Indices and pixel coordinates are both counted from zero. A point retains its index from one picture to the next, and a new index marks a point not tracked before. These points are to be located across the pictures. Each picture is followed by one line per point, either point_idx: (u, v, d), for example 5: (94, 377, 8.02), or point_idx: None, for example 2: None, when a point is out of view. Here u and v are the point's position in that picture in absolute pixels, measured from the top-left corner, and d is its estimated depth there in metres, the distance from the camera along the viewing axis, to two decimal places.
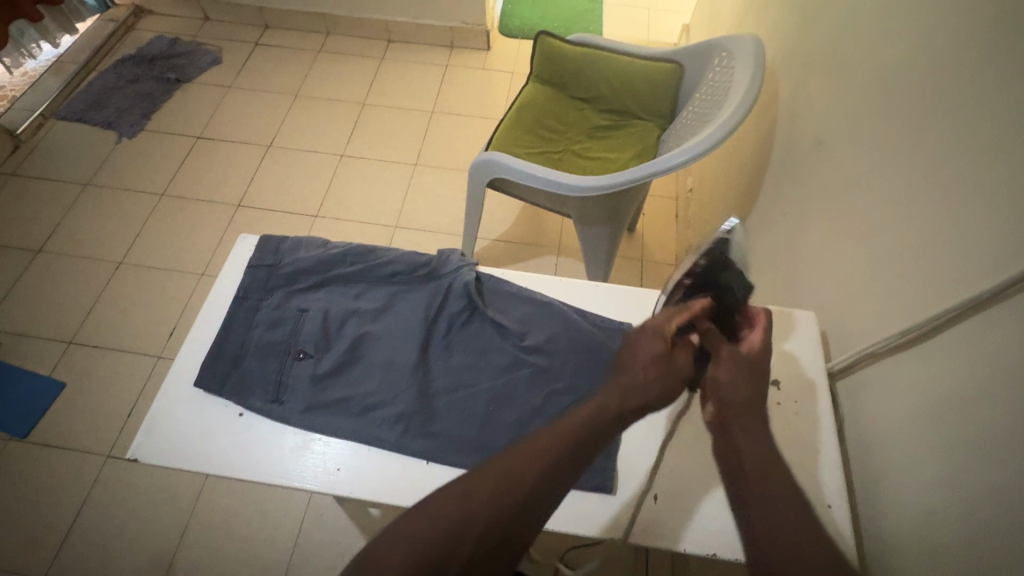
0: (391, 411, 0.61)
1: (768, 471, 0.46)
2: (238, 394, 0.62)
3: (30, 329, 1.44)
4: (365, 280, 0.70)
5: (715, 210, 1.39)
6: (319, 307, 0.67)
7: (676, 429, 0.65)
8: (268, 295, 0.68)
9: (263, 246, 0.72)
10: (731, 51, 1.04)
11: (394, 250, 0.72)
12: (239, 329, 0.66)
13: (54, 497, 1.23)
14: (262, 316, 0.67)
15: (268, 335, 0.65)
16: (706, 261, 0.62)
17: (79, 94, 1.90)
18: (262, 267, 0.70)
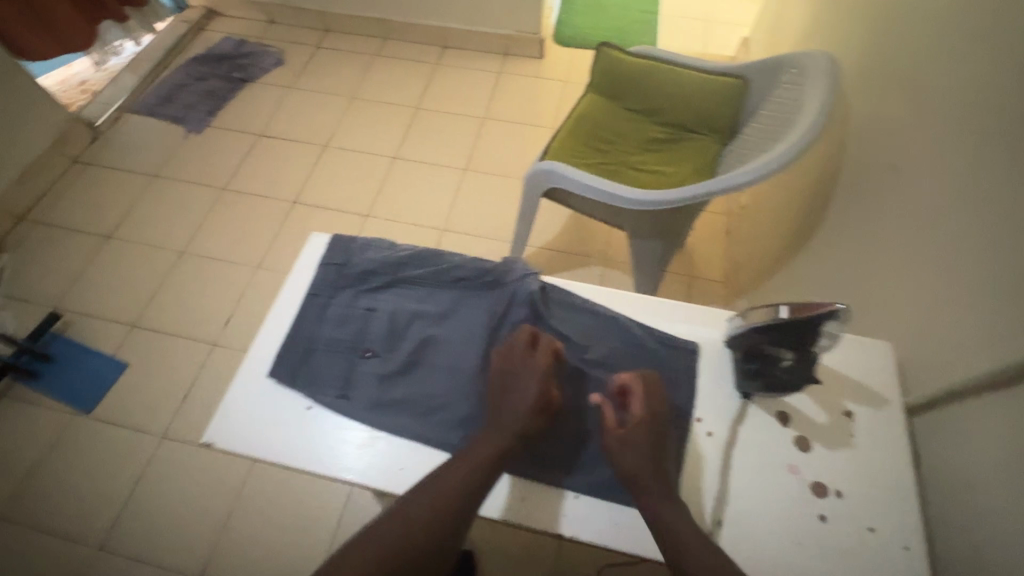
0: (453, 416, 0.62)
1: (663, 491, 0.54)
2: (308, 388, 0.64)
3: (98, 310, 1.53)
4: (430, 283, 0.71)
5: (771, 228, 1.35)
6: (386, 307, 0.69)
7: (741, 447, 0.59)
8: (336, 292, 0.70)
9: (334, 244, 0.74)
10: (802, 68, 1.02)
11: (459, 255, 0.73)
12: (309, 324, 0.68)
13: (112, 471, 1.29)
14: (331, 313, 0.69)
15: (337, 332, 0.68)
16: (785, 326, 0.55)
17: (152, 90, 2.01)
18: (333, 265, 0.72)
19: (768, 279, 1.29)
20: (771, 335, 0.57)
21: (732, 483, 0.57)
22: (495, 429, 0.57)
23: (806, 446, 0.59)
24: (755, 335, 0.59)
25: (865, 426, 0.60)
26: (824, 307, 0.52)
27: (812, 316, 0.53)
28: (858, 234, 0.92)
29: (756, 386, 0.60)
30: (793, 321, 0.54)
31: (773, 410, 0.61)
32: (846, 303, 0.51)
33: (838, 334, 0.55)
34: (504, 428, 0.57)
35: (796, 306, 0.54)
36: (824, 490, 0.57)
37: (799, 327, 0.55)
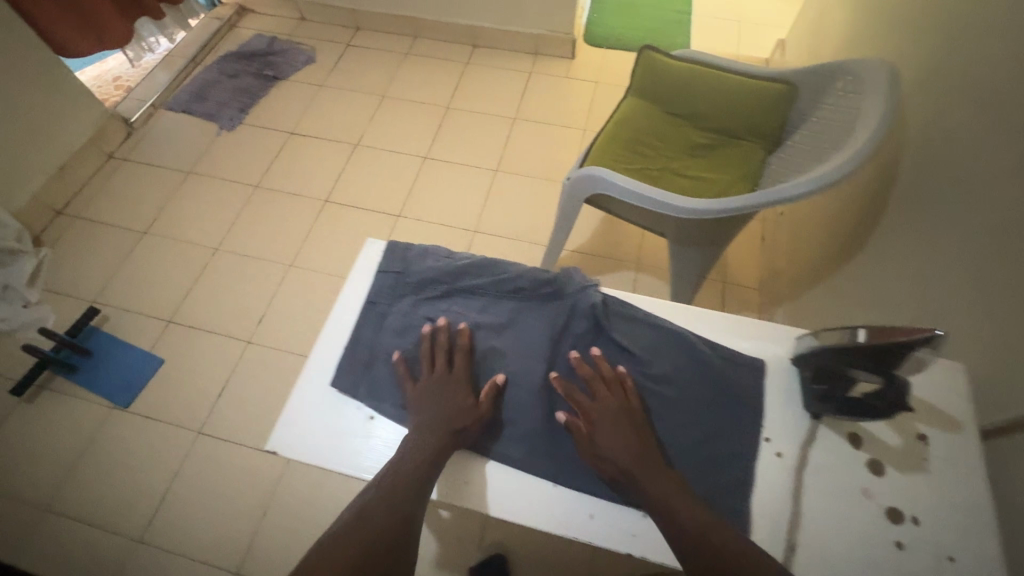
0: (518, 430, 0.63)
1: (638, 467, 0.56)
2: (372, 398, 0.65)
3: (134, 305, 1.54)
4: (488, 292, 0.72)
5: (812, 236, 1.33)
6: (445, 317, 0.70)
7: (813, 470, 0.58)
8: (395, 301, 0.72)
9: (392, 252, 0.75)
10: (858, 76, 0.99)
11: (517, 265, 0.73)
12: (369, 333, 0.70)
13: (150, 466, 1.31)
14: (390, 322, 0.70)
15: (395, 341, 0.69)
16: (870, 350, 0.53)
17: (185, 87, 2.02)
18: (391, 274, 0.73)
19: (810, 288, 1.27)
20: (854, 359, 0.55)
21: (806, 508, 0.56)
22: (444, 423, 0.60)
23: (879, 470, 0.58)
24: (835, 357, 0.57)
25: (941, 450, 0.58)
26: (916, 333, 0.50)
27: (891, 342, 0.51)
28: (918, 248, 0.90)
29: (825, 407, 0.59)
30: (868, 345, 0.53)
31: (843, 432, 0.60)
32: (942, 331, 0.48)
33: (926, 362, 0.53)
34: (449, 423, 0.60)
35: (873, 329, 0.53)
36: (900, 516, 0.55)
37: (874, 351, 0.53)
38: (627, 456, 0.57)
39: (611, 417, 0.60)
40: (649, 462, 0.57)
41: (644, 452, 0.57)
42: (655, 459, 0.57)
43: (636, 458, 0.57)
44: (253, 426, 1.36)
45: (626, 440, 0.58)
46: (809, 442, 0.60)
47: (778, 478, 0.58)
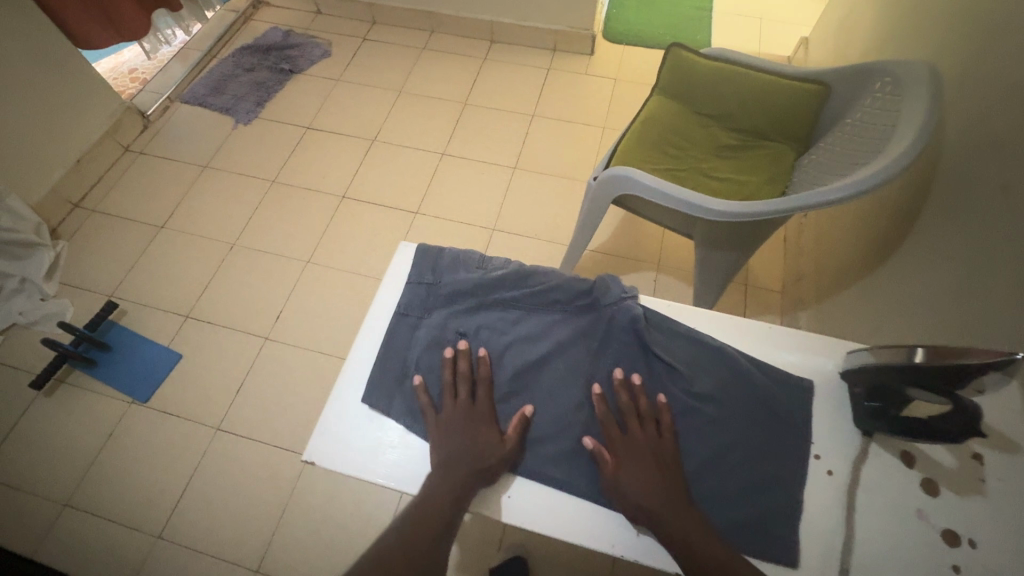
0: (556, 449, 0.62)
1: (665, 508, 0.55)
2: (406, 414, 0.64)
3: (152, 300, 1.54)
4: (522, 305, 0.70)
5: (840, 240, 1.31)
6: (480, 331, 0.69)
7: (864, 490, 0.58)
8: (427, 313, 0.70)
9: (422, 261, 0.73)
10: (897, 78, 0.97)
11: (553, 276, 0.71)
12: (401, 347, 0.69)
13: (169, 462, 1.31)
14: (422, 335, 0.69)
15: (428, 356, 0.68)
16: (934, 370, 0.51)
17: (201, 80, 2.01)
18: (422, 285, 0.72)
19: (837, 293, 1.25)
20: (915, 377, 0.53)
21: (857, 528, 0.56)
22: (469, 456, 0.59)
23: (933, 490, 0.56)
24: (895, 375, 0.55)
25: (998, 471, 0.56)
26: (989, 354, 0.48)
27: (947, 364, 0.50)
28: (957, 255, 0.88)
29: (876, 424, 0.58)
30: (923, 365, 0.52)
31: (896, 450, 0.59)
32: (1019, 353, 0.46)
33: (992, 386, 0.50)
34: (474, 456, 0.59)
35: (929, 350, 0.52)
36: (956, 538, 0.54)
37: (930, 372, 0.52)
38: (656, 497, 0.56)
39: (639, 454, 0.59)
40: (677, 498, 0.56)
41: (671, 489, 0.57)
42: (681, 495, 0.56)
43: (664, 494, 0.56)
44: (272, 423, 1.35)
45: (656, 480, 0.57)
46: (860, 459, 0.59)
47: (828, 496, 0.58)
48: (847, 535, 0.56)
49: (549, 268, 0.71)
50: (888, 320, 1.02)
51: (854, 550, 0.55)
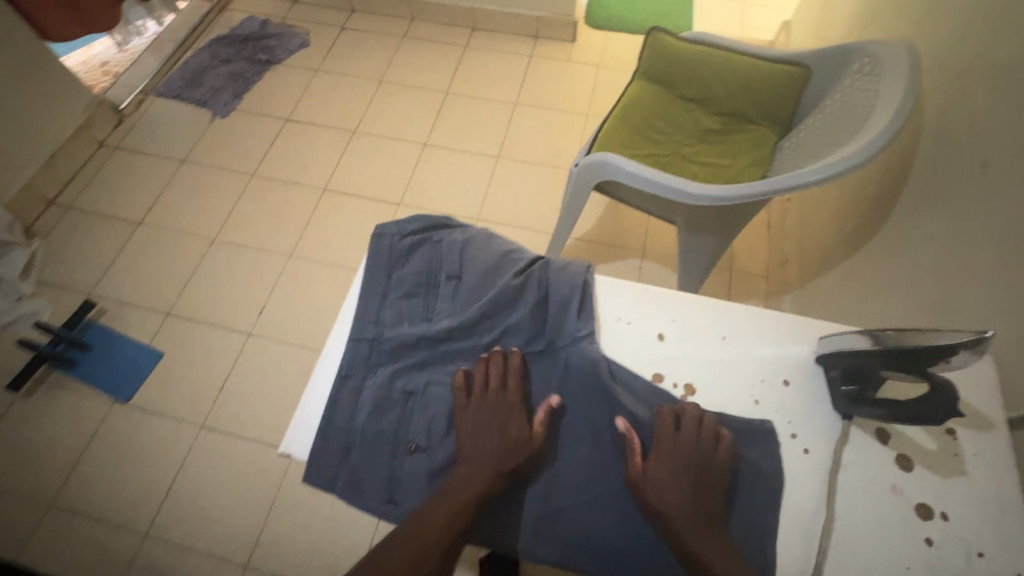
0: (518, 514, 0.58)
1: (703, 521, 0.53)
2: (353, 492, 0.59)
3: (131, 298, 1.51)
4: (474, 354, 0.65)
5: (821, 223, 1.31)
6: (430, 388, 0.63)
7: (843, 467, 0.57)
8: (371, 373, 0.64)
9: (362, 316, 0.66)
10: (876, 57, 0.97)
11: (506, 319, 0.65)
12: (343, 415, 0.61)
13: (153, 460, 1.29)
14: (368, 400, 0.62)
15: (375, 420, 0.61)
16: (905, 353, 0.51)
17: (176, 72, 1.96)
18: (364, 340, 0.65)
19: (821, 276, 1.25)
20: (888, 363, 0.53)
21: (839, 506, 0.55)
22: (477, 469, 0.56)
23: (908, 466, 0.56)
24: (869, 360, 0.55)
25: (970, 446, 0.57)
26: (960, 336, 0.47)
27: (923, 345, 0.50)
28: (937, 235, 0.88)
29: (854, 408, 0.57)
30: (897, 348, 0.52)
31: (872, 429, 0.58)
32: (990, 335, 0.46)
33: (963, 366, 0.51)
34: (482, 467, 0.56)
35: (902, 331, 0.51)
36: (930, 512, 0.54)
37: (904, 354, 0.51)
38: (694, 517, 0.53)
39: (668, 456, 0.56)
40: (702, 517, 0.53)
41: (701, 500, 0.54)
42: (705, 486, 0.55)
43: (698, 511, 0.53)
44: (257, 419, 1.34)
45: (696, 497, 0.54)
46: (838, 437, 0.58)
47: (807, 476, 0.57)
48: (826, 514, 0.55)
49: (499, 309, 0.65)
50: (871, 302, 1.03)
51: (833, 528, 0.54)
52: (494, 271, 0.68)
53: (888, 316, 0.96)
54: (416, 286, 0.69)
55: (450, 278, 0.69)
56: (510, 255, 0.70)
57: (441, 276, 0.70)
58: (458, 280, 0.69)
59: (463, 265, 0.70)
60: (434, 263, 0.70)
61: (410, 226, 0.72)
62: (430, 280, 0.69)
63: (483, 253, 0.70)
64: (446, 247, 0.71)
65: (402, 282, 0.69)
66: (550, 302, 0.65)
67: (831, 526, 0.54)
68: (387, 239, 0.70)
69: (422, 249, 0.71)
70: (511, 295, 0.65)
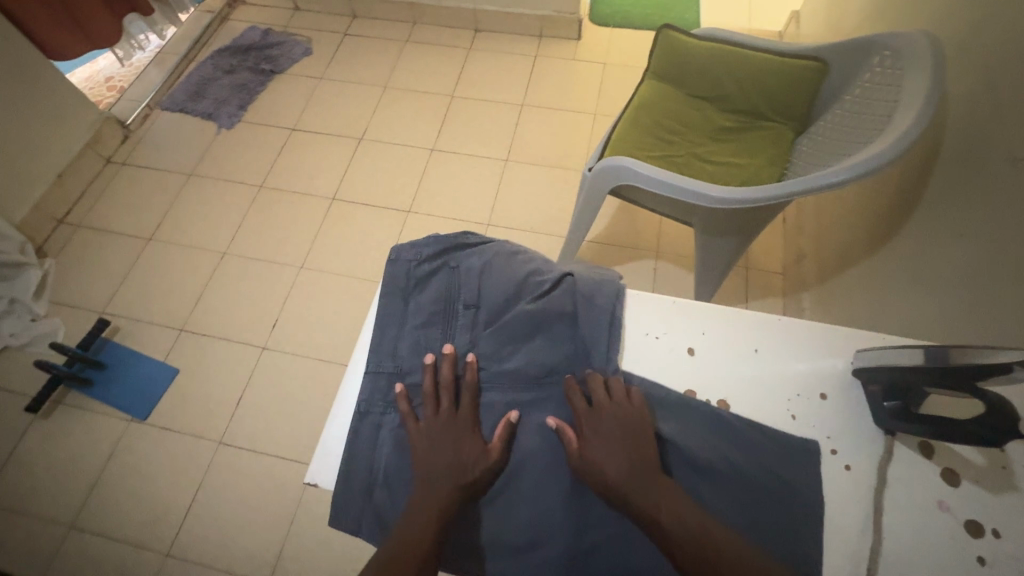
0: (549, 550, 0.54)
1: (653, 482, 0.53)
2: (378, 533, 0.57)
3: (144, 315, 1.51)
4: (496, 387, 0.62)
5: (841, 219, 1.28)
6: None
7: (888, 484, 0.55)
8: (390, 409, 0.62)
9: (379, 348, 0.65)
10: (896, 49, 0.94)
11: (526, 349, 0.63)
12: (362, 455, 0.60)
13: (173, 478, 1.29)
14: (388, 436, 0.61)
15: (396, 459, 0.59)
16: (956, 368, 0.49)
17: (180, 85, 1.96)
18: (382, 373, 0.64)
19: (842, 273, 1.22)
20: (937, 379, 0.51)
21: (886, 526, 0.53)
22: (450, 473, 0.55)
23: (955, 481, 0.54)
24: (916, 376, 0.53)
25: (1021, 458, 0.54)
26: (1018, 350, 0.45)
27: (976, 363, 0.47)
28: (967, 232, 0.85)
29: (896, 424, 0.55)
30: (947, 363, 0.49)
31: (915, 442, 0.57)
32: None
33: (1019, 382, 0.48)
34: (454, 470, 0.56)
35: (954, 347, 0.49)
36: (979, 529, 0.52)
37: (955, 371, 0.49)
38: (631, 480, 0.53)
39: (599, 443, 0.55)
40: (645, 473, 0.53)
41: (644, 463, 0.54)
42: (653, 469, 0.54)
43: (634, 467, 0.54)
44: (274, 434, 1.33)
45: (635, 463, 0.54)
46: (881, 453, 0.56)
47: (849, 494, 0.55)
48: (874, 535, 0.53)
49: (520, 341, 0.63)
50: (896, 302, 1.00)
51: (881, 549, 0.52)
52: (514, 298, 0.66)
53: (917, 316, 0.93)
54: (434, 315, 0.66)
55: (468, 306, 0.66)
56: (531, 279, 0.67)
57: (459, 304, 0.66)
58: (477, 309, 0.66)
59: (481, 292, 0.66)
60: (452, 290, 0.67)
61: (426, 250, 0.69)
62: (447, 309, 0.66)
63: (501, 278, 0.67)
64: (464, 273, 0.68)
65: (419, 311, 0.67)
66: (572, 332, 0.64)
67: (878, 547, 0.52)
68: (403, 267, 0.68)
69: (438, 276, 0.68)
70: (528, 323, 0.64)
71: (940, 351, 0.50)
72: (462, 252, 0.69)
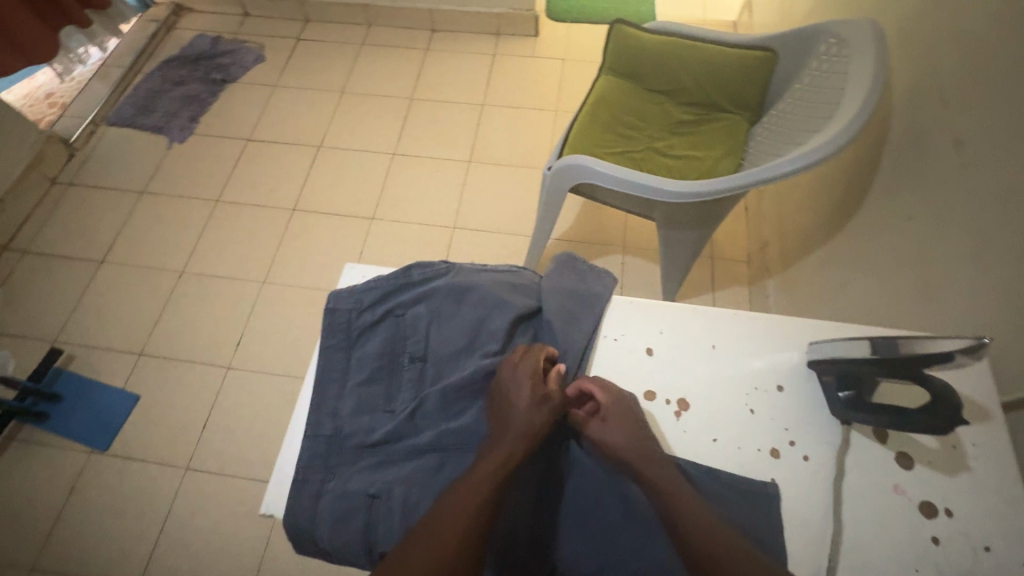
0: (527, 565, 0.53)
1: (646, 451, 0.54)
2: None
3: (101, 341, 1.45)
4: (445, 447, 0.57)
5: (799, 206, 1.31)
6: (397, 486, 0.55)
7: (847, 473, 0.55)
8: (331, 475, 0.57)
9: (319, 408, 0.60)
10: (841, 37, 0.95)
11: (476, 406, 0.60)
12: (303, 528, 0.54)
13: (140, 508, 1.25)
14: (329, 507, 0.54)
15: (339, 531, 0.53)
16: (900, 359, 0.50)
17: (126, 99, 1.88)
18: (321, 436, 0.59)
19: (803, 259, 1.24)
20: (884, 369, 0.52)
21: (846, 514, 0.54)
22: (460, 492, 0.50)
23: (909, 464, 0.55)
24: (864, 367, 0.53)
25: (968, 438, 0.56)
26: (957, 340, 0.46)
27: (919, 354, 0.48)
28: (916, 215, 0.87)
29: (851, 414, 0.56)
30: (892, 355, 0.50)
31: (869, 429, 0.58)
32: (987, 338, 0.44)
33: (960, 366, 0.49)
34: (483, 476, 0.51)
35: (898, 338, 0.50)
36: (934, 510, 0.53)
37: (900, 361, 0.50)
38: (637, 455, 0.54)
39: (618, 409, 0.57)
40: (645, 449, 0.55)
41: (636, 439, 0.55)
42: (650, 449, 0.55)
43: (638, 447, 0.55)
44: (244, 456, 1.30)
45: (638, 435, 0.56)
46: (839, 443, 0.57)
47: (809, 485, 0.55)
48: (834, 524, 0.53)
49: (472, 395, 0.60)
50: (855, 285, 1.02)
51: (841, 538, 0.53)
52: (464, 350, 0.63)
53: (874, 298, 0.95)
54: (378, 370, 0.63)
55: (414, 358, 0.64)
56: (481, 326, 0.64)
57: (405, 357, 0.64)
58: (424, 361, 0.63)
59: (429, 343, 0.64)
60: (398, 341, 0.64)
61: (367, 297, 0.65)
62: (392, 362, 0.63)
63: (449, 326, 0.64)
64: (410, 322, 0.65)
65: (362, 365, 0.63)
66: None
67: (839, 537, 0.53)
68: (343, 317, 0.65)
69: (383, 325, 0.65)
70: (481, 378, 0.60)
71: (885, 342, 0.50)
72: (407, 299, 0.66)
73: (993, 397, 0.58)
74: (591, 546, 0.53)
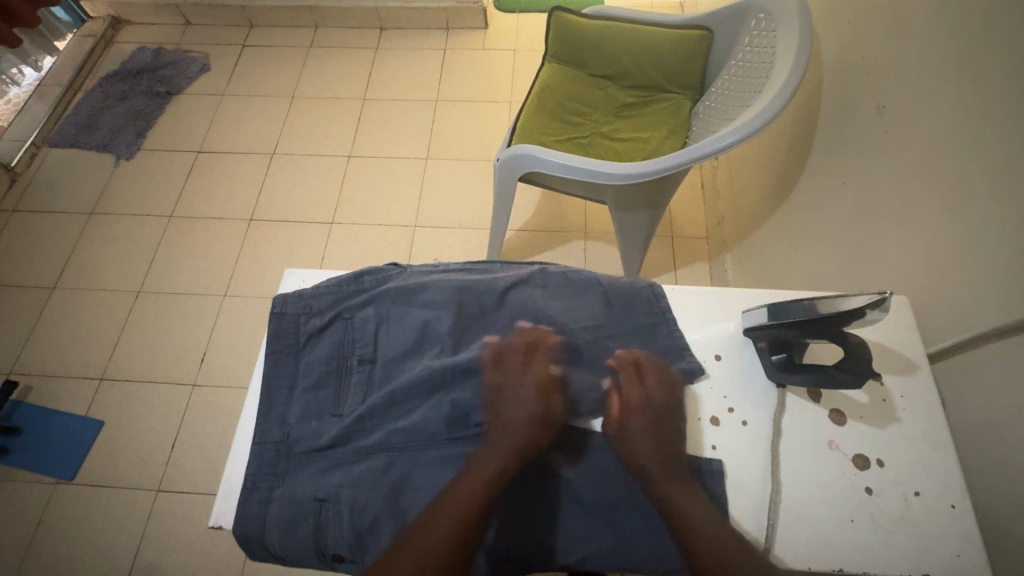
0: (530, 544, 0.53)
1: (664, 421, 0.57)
2: None
3: (59, 369, 1.41)
4: (394, 449, 0.57)
5: (749, 179, 1.33)
6: (345, 488, 0.55)
7: (784, 435, 0.57)
8: (279, 481, 0.57)
9: (266, 416, 0.60)
10: (769, 12, 0.97)
11: (425, 405, 0.59)
12: (252, 534, 0.54)
13: (111, 535, 1.22)
14: (278, 513, 0.54)
15: (289, 535, 0.54)
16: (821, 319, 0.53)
17: (67, 118, 1.82)
18: (269, 443, 0.59)
19: (755, 232, 1.27)
20: (807, 331, 0.54)
21: (785, 475, 0.55)
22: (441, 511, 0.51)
23: (841, 420, 0.58)
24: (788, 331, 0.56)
25: (896, 390, 0.59)
26: (869, 298, 0.49)
27: (837, 311, 0.51)
28: (849, 181, 0.90)
29: (785, 376, 0.58)
30: (813, 317, 0.53)
31: (803, 390, 0.60)
32: (891, 293, 0.48)
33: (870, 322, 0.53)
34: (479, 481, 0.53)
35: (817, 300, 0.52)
36: (866, 461, 0.56)
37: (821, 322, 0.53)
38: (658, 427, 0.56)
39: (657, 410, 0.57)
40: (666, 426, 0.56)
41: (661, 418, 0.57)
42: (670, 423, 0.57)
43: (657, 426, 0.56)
44: (216, 472, 1.28)
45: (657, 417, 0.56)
46: (775, 407, 0.59)
47: (748, 449, 0.57)
48: (773, 486, 0.55)
49: (420, 395, 0.59)
50: (801, 252, 1.05)
51: (782, 499, 0.54)
52: (413, 351, 0.63)
53: (819, 263, 0.98)
54: (326, 374, 0.63)
55: (363, 361, 0.63)
56: (429, 327, 0.63)
57: (354, 359, 0.63)
58: (373, 364, 0.63)
59: (378, 345, 0.64)
60: (346, 345, 0.64)
61: (316, 302, 0.66)
62: (340, 366, 0.63)
63: (397, 327, 0.64)
64: (358, 325, 0.65)
65: (310, 370, 0.63)
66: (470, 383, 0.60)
67: (778, 498, 0.54)
68: (292, 322, 0.65)
69: (331, 329, 0.65)
70: (428, 378, 0.59)
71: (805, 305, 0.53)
72: (355, 302, 0.66)
73: (917, 350, 0.61)
74: (570, 520, 0.54)
